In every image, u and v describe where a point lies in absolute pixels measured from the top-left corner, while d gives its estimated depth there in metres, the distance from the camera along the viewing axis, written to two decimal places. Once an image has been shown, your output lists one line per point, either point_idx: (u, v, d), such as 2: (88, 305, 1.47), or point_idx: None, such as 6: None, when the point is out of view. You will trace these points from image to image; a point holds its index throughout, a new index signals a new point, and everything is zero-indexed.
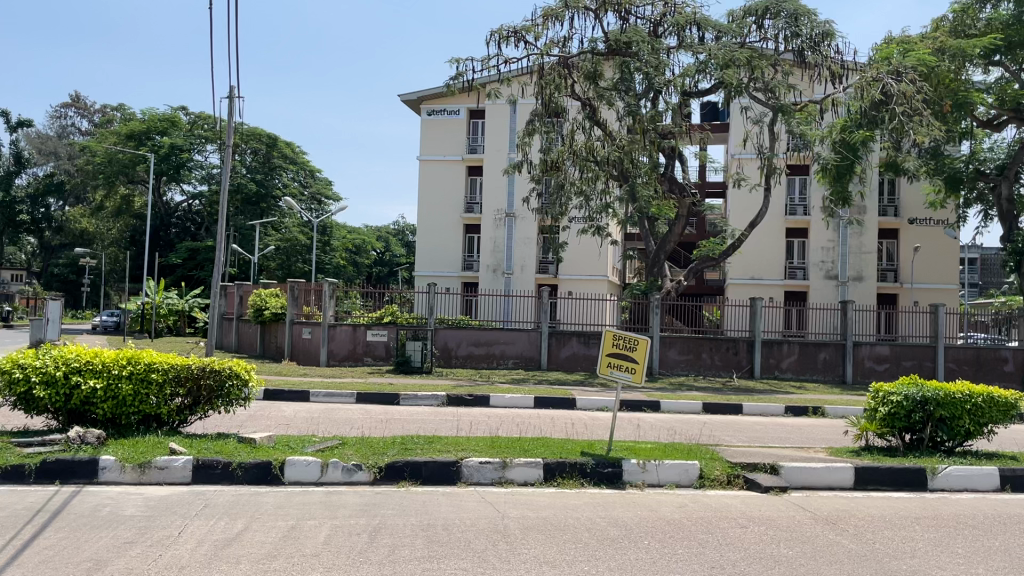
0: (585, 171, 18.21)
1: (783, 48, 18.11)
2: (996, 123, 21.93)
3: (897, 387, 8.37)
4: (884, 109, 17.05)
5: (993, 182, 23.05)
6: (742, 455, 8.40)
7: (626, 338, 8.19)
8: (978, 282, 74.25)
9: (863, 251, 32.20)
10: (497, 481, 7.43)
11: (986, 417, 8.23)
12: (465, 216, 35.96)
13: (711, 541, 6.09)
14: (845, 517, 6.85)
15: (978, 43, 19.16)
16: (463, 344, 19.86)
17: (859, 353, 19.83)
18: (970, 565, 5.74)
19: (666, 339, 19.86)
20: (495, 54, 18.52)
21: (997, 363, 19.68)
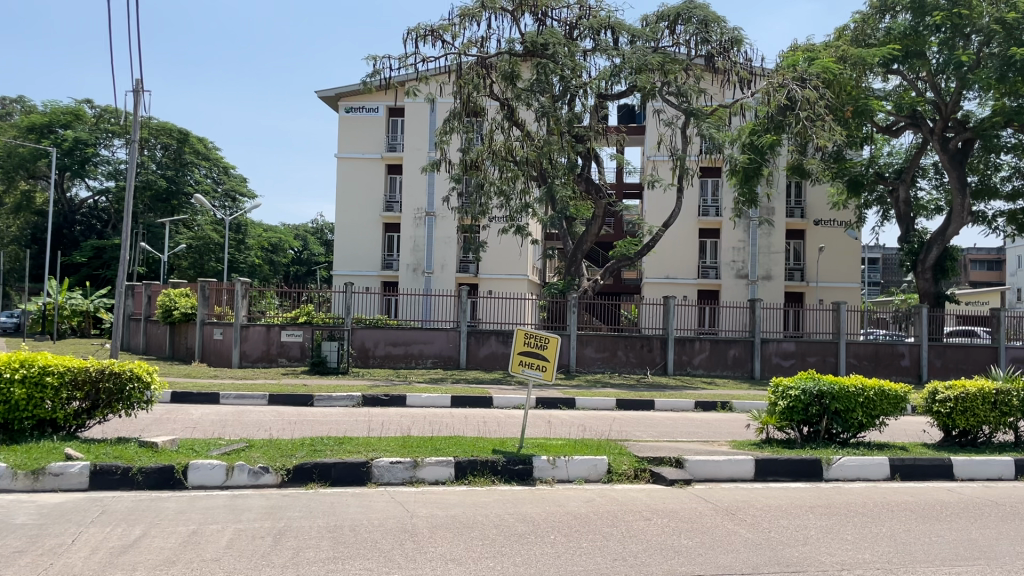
0: (504, 171, 18.30)
1: (694, 53, 18.63)
2: (895, 129, 23.00)
3: (795, 381, 8.73)
4: (789, 114, 17.68)
5: (892, 185, 24.13)
6: (649, 449, 8.62)
7: (537, 336, 8.31)
8: (878, 282, 78.26)
9: (772, 251, 33.27)
10: (408, 481, 7.45)
11: (878, 409, 8.68)
12: (385, 215, 35.71)
13: (614, 534, 6.25)
14: (744, 507, 7.11)
15: (878, 53, 20.01)
16: (380, 344, 19.72)
17: (766, 349, 20.53)
18: (857, 550, 6.04)
19: (582, 337, 20.18)
20: (412, 52, 18.40)
21: (894, 358, 20.70)
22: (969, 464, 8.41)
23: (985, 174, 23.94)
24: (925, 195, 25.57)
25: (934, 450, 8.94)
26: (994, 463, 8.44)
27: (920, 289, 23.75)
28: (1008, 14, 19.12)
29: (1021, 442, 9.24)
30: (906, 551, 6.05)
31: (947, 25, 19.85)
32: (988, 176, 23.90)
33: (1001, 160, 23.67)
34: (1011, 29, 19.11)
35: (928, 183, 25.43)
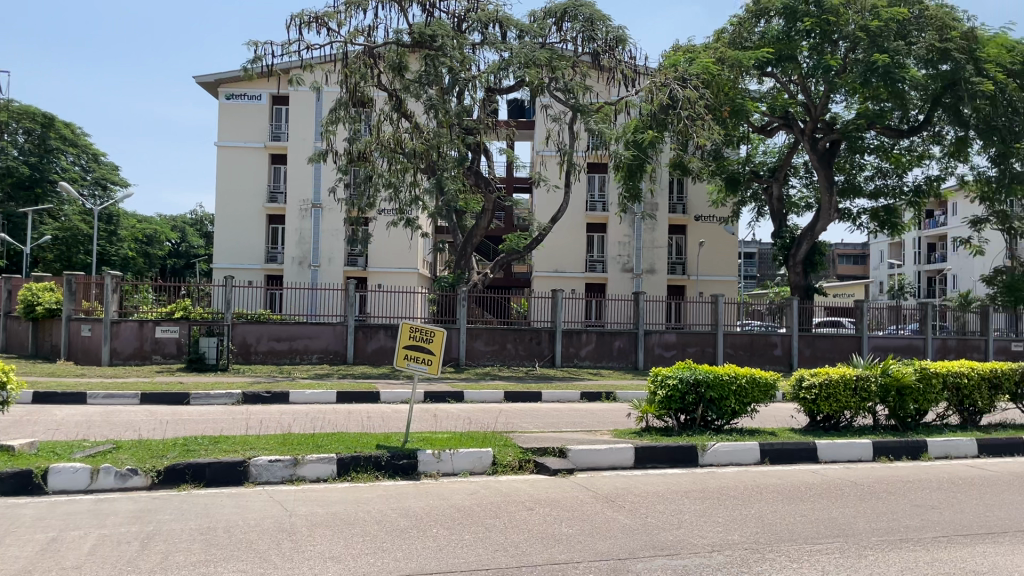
0: (393, 163, 18.05)
1: (580, 51, 18.93)
2: (769, 129, 24.07)
3: (673, 371, 9.04)
4: (671, 112, 18.24)
5: (766, 182, 25.29)
6: (533, 440, 8.73)
7: (422, 330, 8.25)
8: (754, 275, 82.12)
9: (655, 245, 34.32)
10: (288, 479, 7.27)
11: (749, 396, 9.11)
12: (268, 206, 34.69)
13: (497, 525, 6.29)
14: (624, 494, 7.31)
15: (753, 56, 20.91)
16: (263, 339, 19.24)
17: (649, 340, 21.14)
18: (728, 532, 6.30)
19: (471, 331, 20.21)
20: (296, 39, 17.91)
21: (767, 347, 21.74)
22: (832, 447, 8.91)
23: (851, 173, 25.43)
24: (796, 193, 26.91)
25: (801, 435, 9.43)
26: (854, 445, 9.00)
27: (792, 282, 24.97)
28: (871, 23, 20.32)
29: (879, 426, 9.88)
30: (773, 531, 6.36)
31: (817, 31, 20.94)
32: (853, 176, 25.41)
33: (865, 161, 25.20)
34: (874, 36, 20.32)
35: (799, 182, 26.76)
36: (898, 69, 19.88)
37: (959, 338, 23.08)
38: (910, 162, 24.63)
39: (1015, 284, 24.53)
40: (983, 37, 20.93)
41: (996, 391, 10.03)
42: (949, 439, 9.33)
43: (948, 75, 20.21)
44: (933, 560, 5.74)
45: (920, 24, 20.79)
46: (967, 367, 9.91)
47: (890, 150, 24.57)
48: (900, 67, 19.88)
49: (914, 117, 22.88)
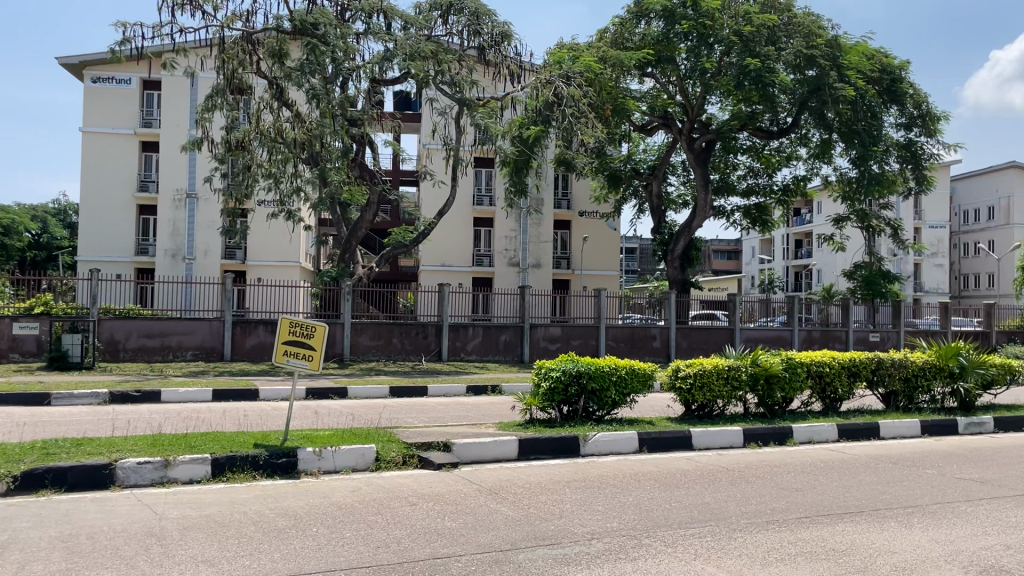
0: (273, 152, 17.48)
1: (466, 44, 18.91)
2: (649, 128, 24.77)
3: (556, 363, 9.18)
4: (556, 109, 18.51)
5: (646, 180, 26.06)
6: (417, 435, 8.68)
7: (302, 325, 8.05)
8: (635, 270, 84.62)
9: (541, 240, 34.88)
10: (158, 482, 6.95)
11: (628, 387, 9.38)
12: (139, 196, 33.00)
13: (379, 522, 6.22)
14: (507, 486, 7.38)
15: (633, 57, 21.49)
16: (133, 336, 18.29)
17: (535, 334, 21.45)
18: (607, 520, 6.46)
19: (356, 325, 19.89)
20: (168, 21, 17.08)
21: (647, 339, 22.43)
22: (705, 434, 9.29)
23: (725, 172, 26.55)
24: (674, 191, 27.85)
25: (677, 423, 9.78)
26: (726, 432, 9.41)
27: (669, 276, 25.81)
28: (744, 28, 21.21)
29: (749, 413, 10.36)
30: (649, 517, 6.57)
31: (694, 34, 21.66)
32: (728, 174, 26.53)
33: (738, 160, 26.37)
34: (746, 41, 21.23)
35: (677, 179, 27.72)
36: (769, 73, 20.87)
37: (822, 329, 24.50)
38: (780, 163, 25.89)
39: (873, 279, 25.60)
40: (845, 45, 22.23)
41: (855, 379, 10.71)
42: (812, 425, 9.89)
43: (814, 80, 21.38)
44: (796, 540, 6.08)
45: (789, 30, 21.85)
46: (828, 356, 10.53)
47: (761, 151, 25.80)
48: (771, 72, 20.88)
49: (783, 120, 24.08)
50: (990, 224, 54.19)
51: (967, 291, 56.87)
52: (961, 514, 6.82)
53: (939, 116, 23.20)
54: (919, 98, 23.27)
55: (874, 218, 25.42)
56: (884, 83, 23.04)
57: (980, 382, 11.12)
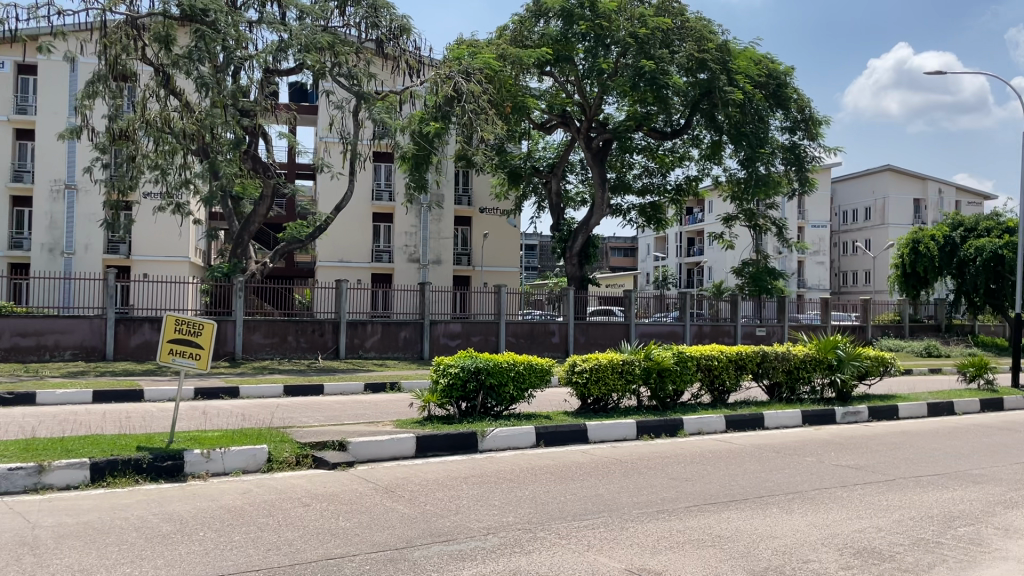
0: (160, 143, 16.79)
1: (364, 37, 18.65)
2: (548, 126, 25.01)
3: (455, 359, 9.16)
4: (455, 104, 18.50)
5: (545, 177, 26.36)
6: (312, 434, 8.51)
7: (190, 323, 7.75)
8: (535, 266, 85.63)
9: (442, 236, 34.80)
10: (31, 488, 6.57)
11: (526, 382, 9.46)
12: (12, 186, 31.05)
13: (270, 524, 6.06)
14: (403, 484, 7.32)
15: (532, 55, 21.65)
16: (5, 335, 17.27)
17: (435, 331, 21.38)
18: (503, 514, 6.50)
19: (249, 322, 19.30)
20: (44, 2, 16.12)
21: (546, 335, 22.68)
22: (600, 427, 9.48)
23: (621, 171, 27.14)
24: (573, 188, 28.27)
25: (573, 417, 9.93)
26: (619, 425, 9.63)
27: (568, 273, 26.18)
28: (640, 30, 21.71)
29: (642, 406, 10.63)
30: (545, 510, 6.65)
31: (591, 35, 22.02)
32: (624, 173, 27.11)
33: (634, 160, 27.00)
34: (642, 43, 21.72)
35: (575, 177, 28.13)
36: (663, 75, 21.43)
37: (712, 324, 25.41)
38: (673, 163, 26.65)
39: (760, 276, 26.81)
40: (735, 50, 23.05)
41: (741, 371, 11.15)
42: (701, 416, 10.24)
43: (705, 83, 22.22)
44: (685, 528, 6.28)
45: (682, 34, 22.51)
46: (717, 350, 10.93)
47: (655, 151, 26.53)
48: (665, 74, 21.43)
49: (676, 122, 24.80)
50: (866, 224, 57.44)
51: (846, 287, 60.13)
52: (837, 499, 7.21)
53: (821, 121, 24.40)
54: (802, 103, 24.41)
55: (761, 217, 26.51)
56: (770, 88, 23.99)
57: (856, 374, 11.76)
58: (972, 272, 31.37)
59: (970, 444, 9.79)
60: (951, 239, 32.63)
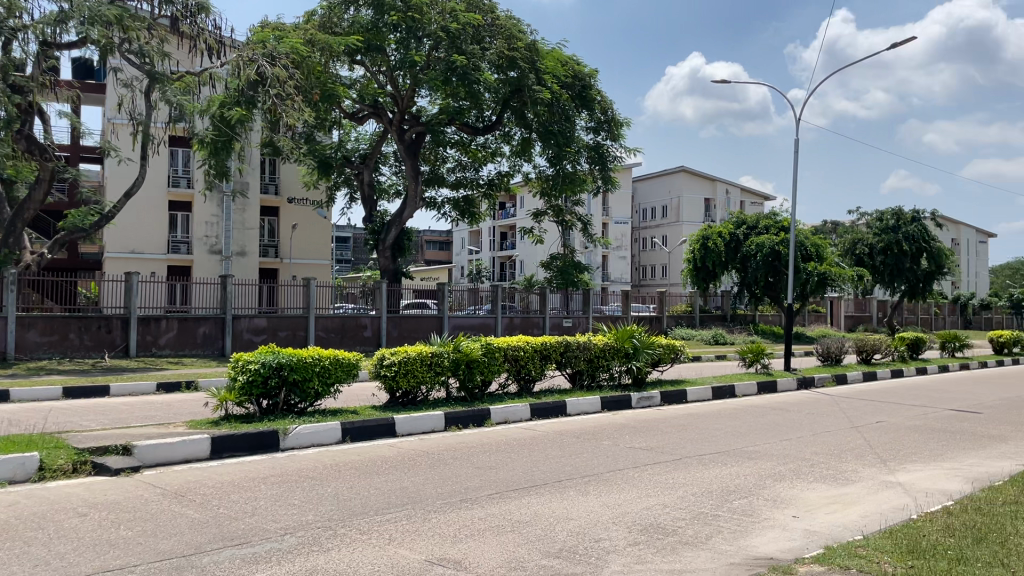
0: None
1: (158, 13, 17.44)
2: (359, 117, 24.59)
3: (255, 355, 8.79)
4: (260, 89, 17.88)
5: (357, 168, 25.94)
6: (92, 439, 7.85)
7: None
8: (348, 259, 84.22)
9: (246, 227, 33.15)
10: None
11: (332, 376, 9.26)
12: None
13: (39, 538, 5.52)
14: (194, 487, 6.94)
15: (342, 43, 21.13)
16: None
17: (237, 326, 20.44)
18: (301, 513, 6.32)
19: (23, 319, 17.56)
20: None
21: (358, 329, 22.36)
22: (407, 420, 9.45)
23: (435, 164, 27.24)
24: (386, 180, 27.99)
25: (381, 411, 9.81)
26: (427, 418, 9.64)
27: (381, 266, 25.79)
28: (451, 24, 21.86)
29: (451, 398, 10.69)
30: (346, 507, 6.54)
31: (403, 26, 21.85)
32: (437, 166, 27.21)
33: (448, 154, 27.16)
34: (453, 37, 21.91)
35: (389, 169, 27.86)
36: (474, 72, 21.75)
37: (522, 316, 26.09)
38: (485, 157, 27.06)
39: (567, 269, 27.34)
40: (543, 50, 23.79)
41: (546, 361, 11.53)
42: (508, 406, 10.49)
43: (514, 81, 22.65)
44: (486, 515, 6.40)
45: (492, 31, 22.88)
46: (523, 341, 11.23)
47: (468, 145, 26.67)
48: (476, 70, 21.77)
49: (487, 117, 25.19)
50: (664, 221, 61.25)
51: (645, 280, 63.72)
52: (629, 480, 7.62)
53: (622, 122, 25.71)
54: (605, 105, 25.63)
55: (568, 214, 27.50)
56: (575, 88, 24.96)
57: (649, 361, 12.61)
58: (753, 266, 34.33)
59: (747, 423, 10.70)
60: (736, 237, 35.54)
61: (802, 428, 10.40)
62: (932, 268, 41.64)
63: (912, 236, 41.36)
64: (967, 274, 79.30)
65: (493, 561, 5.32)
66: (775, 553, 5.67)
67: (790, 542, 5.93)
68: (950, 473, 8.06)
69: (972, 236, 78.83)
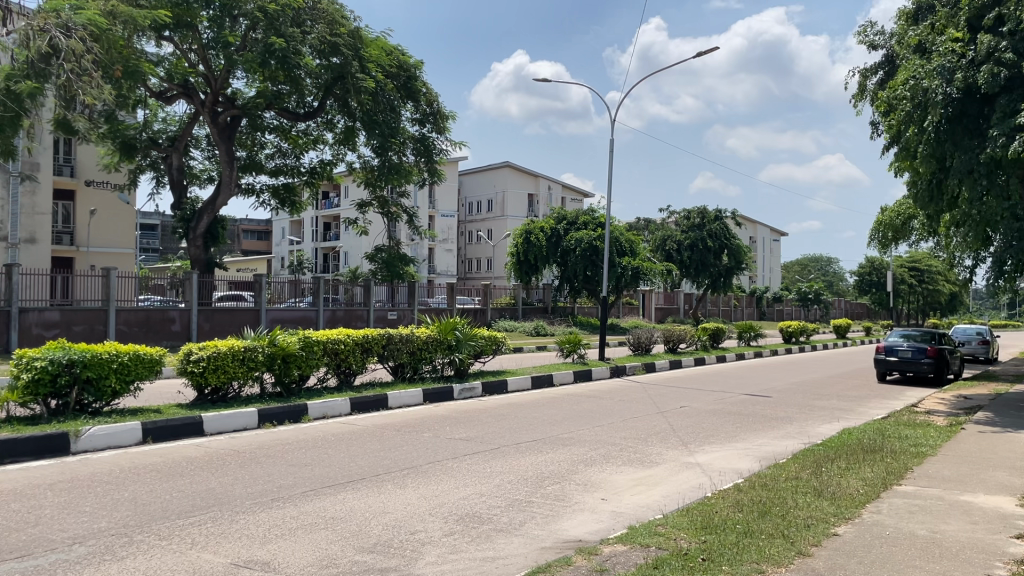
0: None
1: None
2: (167, 96, 23.13)
3: (42, 352, 8.02)
4: (53, 63, 16.00)
5: (165, 151, 24.43)
6: None
7: None
8: (155, 247, 79.12)
9: (36, 212, 30.34)
10: None
11: (132, 373, 8.66)
12: None
13: None
14: None
15: (150, 17, 19.65)
16: None
17: (25, 320, 18.67)
18: (92, 521, 5.85)
19: None
20: None
21: (165, 323, 21.08)
22: (215, 418, 9.00)
23: (252, 150, 26.06)
24: (197, 164, 26.53)
25: (188, 410, 9.29)
26: (239, 415, 9.23)
27: (191, 255, 24.46)
28: (269, 4, 20.96)
29: (265, 393, 10.31)
30: (145, 511, 6.13)
31: None
32: (255, 152, 26.10)
33: (266, 139, 26.06)
34: (271, 18, 21.03)
35: (200, 153, 26.42)
36: (295, 56, 21.16)
37: (346, 308, 25.70)
38: (306, 145, 26.21)
39: (392, 261, 27.45)
40: (366, 38, 23.36)
41: (367, 354, 11.36)
42: (326, 401, 10.26)
43: (337, 67, 22.10)
44: (299, 514, 6.22)
45: (313, 15, 22.16)
46: (343, 334, 11.00)
47: (288, 131, 25.72)
48: (296, 54, 21.03)
49: (309, 103, 24.40)
50: (489, 214, 62.15)
51: (471, 273, 64.14)
52: (446, 471, 7.68)
53: (447, 115, 25.76)
54: (430, 97, 25.57)
55: (393, 205, 27.23)
56: (401, 79, 24.83)
57: (471, 352, 12.77)
58: (573, 260, 35.67)
59: (563, 411, 11.08)
60: (556, 231, 36.79)
61: (613, 415, 10.91)
62: (732, 264, 45.05)
63: (716, 233, 44.51)
64: (762, 270, 86.37)
65: (303, 560, 5.17)
66: (584, 535, 5.91)
67: (598, 524, 6.19)
68: (742, 453, 8.74)
69: (767, 235, 85.98)
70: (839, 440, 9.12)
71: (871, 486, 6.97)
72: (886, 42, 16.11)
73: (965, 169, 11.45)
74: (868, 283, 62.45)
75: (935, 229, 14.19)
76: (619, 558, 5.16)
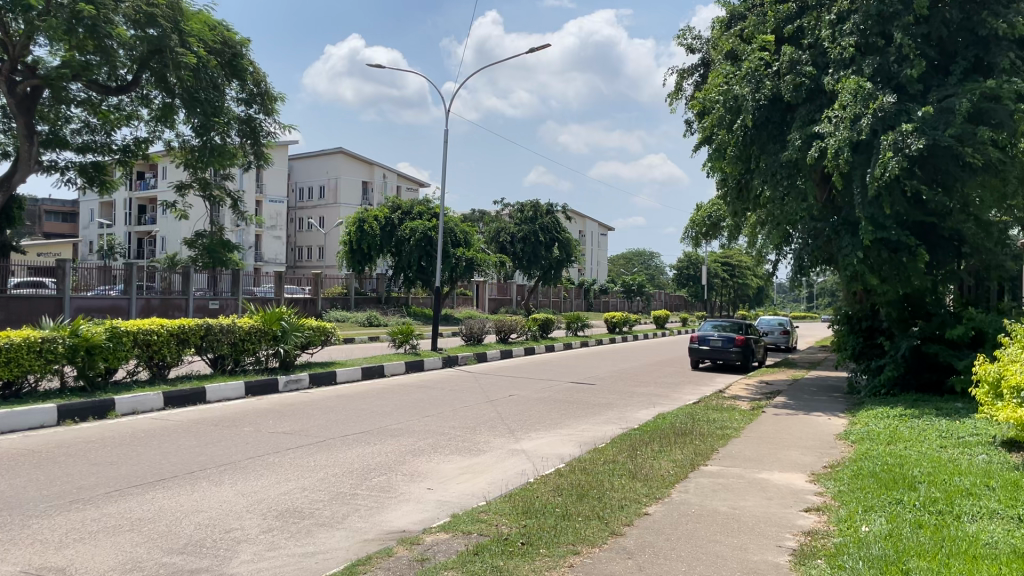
0: None
1: None
2: None
3: None
4: None
5: None
6: None
7: None
8: None
9: None
10: None
11: None
12: None
13: None
14: None
15: None
16: None
17: None
18: None
19: None
20: None
21: None
22: (7, 416, 8.22)
23: (56, 125, 23.81)
24: None
25: None
26: (36, 412, 8.47)
27: None
28: None
29: (66, 388, 9.53)
30: None
31: None
32: (58, 127, 23.90)
33: (72, 113, 23.93)
34: None
35: None
36: (106, 24, 19.62)
37: (162, 298, 24.29)
38: (119, 121, 24.36)
39: (215, 247, 25.33)
40: (187, 11, 22.06)
41: (183, 345, 10.79)
42: (137, 395, 9.65)
43: (155, 40, 20.69)
44: (101, 516, 5.81)
45: None
46: (156, 324, 10.39)
47: (98, 106, 23.35)
48: (108, 23, 19.62)
49: (122, 77, 22.63)
50: (320, 201, 60.76)
51: (301, 261, 62.44)
52: (268, 465, 7.43)
53: (275, 97, 24.91)
54: (257, 77, 24.65)
55: (216, 188, 25.97)
56: (225, 56, 23.63)
57: (297, 343, 12.44)
58: (407, 250, 35.57)
59: (392, 402, 11.01)
60: (390, 220, 36.51)
61: (442, 405, 10.95)
62: (562, 256, 46.31)
63: (547, 227, 45.84)
64: (590, 263, 89.79)
65: (104, 565, 4.84)
66: (407, 525, 5.90)
67: (423, 513, 6.19)
68: (565, 438, 9.05)
69: (594, 229, 89.48)
70: (654, 424, 9.65)
71: (680, 467, 7.41)
72: (701, 46, 17.08)
73: (769, 173, 12.44)
74: (686, 276, 66.62)
75: (743, 227, 15.30)
76: (441, 547, 5.19)
